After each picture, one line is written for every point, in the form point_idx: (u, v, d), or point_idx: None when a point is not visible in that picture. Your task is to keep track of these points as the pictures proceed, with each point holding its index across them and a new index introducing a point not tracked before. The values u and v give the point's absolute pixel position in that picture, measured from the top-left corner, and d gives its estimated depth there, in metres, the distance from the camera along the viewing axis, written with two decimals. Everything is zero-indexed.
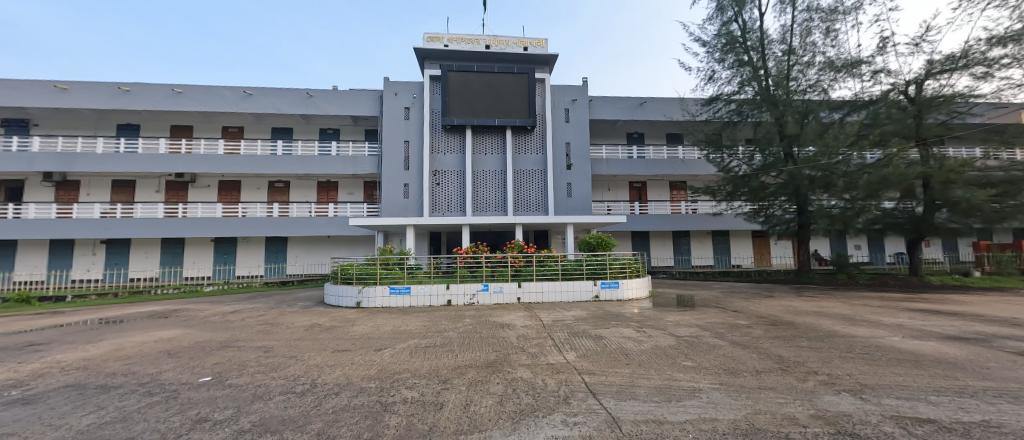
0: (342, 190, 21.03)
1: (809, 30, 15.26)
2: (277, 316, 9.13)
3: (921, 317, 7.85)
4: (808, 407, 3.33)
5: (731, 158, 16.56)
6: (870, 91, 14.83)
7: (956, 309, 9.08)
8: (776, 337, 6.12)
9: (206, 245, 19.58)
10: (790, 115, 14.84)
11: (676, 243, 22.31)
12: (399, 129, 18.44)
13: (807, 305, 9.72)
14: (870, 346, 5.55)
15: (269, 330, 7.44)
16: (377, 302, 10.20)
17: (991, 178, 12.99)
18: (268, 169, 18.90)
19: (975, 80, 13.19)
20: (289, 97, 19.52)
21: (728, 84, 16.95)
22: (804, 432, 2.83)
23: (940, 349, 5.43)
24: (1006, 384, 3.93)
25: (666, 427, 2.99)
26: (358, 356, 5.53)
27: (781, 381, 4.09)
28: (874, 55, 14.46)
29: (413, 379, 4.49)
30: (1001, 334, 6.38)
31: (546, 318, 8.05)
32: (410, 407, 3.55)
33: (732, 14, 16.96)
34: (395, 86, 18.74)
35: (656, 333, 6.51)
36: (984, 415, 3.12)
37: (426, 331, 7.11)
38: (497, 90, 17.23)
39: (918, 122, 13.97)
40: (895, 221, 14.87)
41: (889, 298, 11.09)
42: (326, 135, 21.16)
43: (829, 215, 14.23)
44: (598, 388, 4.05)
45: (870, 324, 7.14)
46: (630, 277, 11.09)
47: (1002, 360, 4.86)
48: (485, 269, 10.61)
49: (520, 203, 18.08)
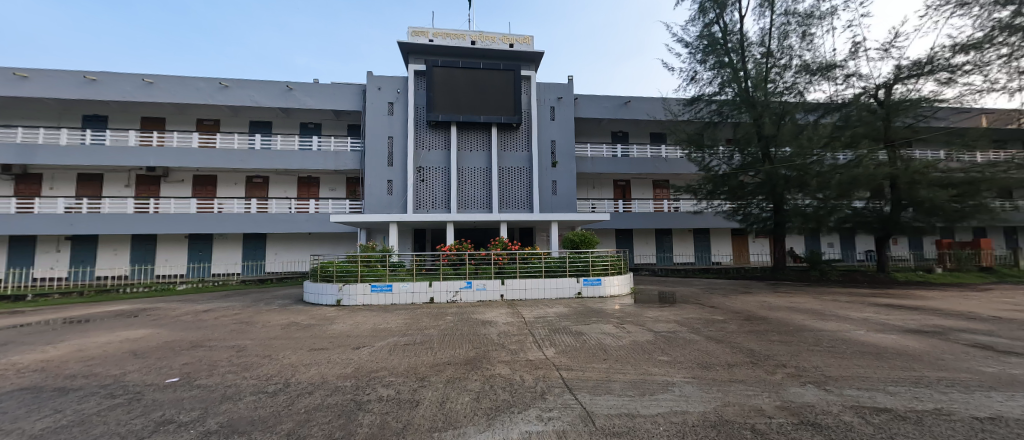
0: (324, 186, 20.59)
1: (787, 34, 15.69)
2: (253, 314, 8.88)
3: (885, 311, 8.23)
4: (775, 398, 3.43)
5: (712, 157, 16.82)
6: (842, 94, 15.30)
7: (918, 304, 9.52)
8: (749, 331, 6.30)
9: (182, 242, 18.98)
10: (768, 116, 15.21)
11: (658, 241, 22.67)
12: (381, 125, 18.15)
13: (781, 300, 9.98)
14: (837, 339, 5.76)
15: (244, 329, 7.23)
16: (358, 300, 10.04)
17: (953, 179, 13.53)
18: (246, 164, 18.44)
19: (938, 85, 13.85)
20: (268, 90, 18.96)
21: (709, 85, 17.21)
22: (769, 423, 2.92)
23: (902, 342, 5.66)
24: (958, 374, 4.16)
25: (638, 420, 3.04)
26: (334, 355, 5.44)
27: (751, 374, 4.21)
28: (847, 60, 14.86)
29: (391, 377, 4.44)
30: (957, 327, 6.70)
31: (527, 315, 8.07)
32: (384, 405, 3.51)
33: (713, 16, 17.25)
34: (378, 81, 18.43)
35: (635, 329, 6.60)
36: (936, 404, 3.29)
37: (407, 328, 7.02)
38: (483, 87, 17.19)
39: (886, 124, 14.44)
40: (864, 220, 15.34)
41: (859, 294, 11.46)
42: (307, 130, 20.66)
43: (803, 214, 14.67)
44: (575, 383, 4.09)
45: (838, 318, 7.40)
46: (613, 274, 11.25)
47: (957, 352, 5.12)
48: (468, 266, 10.58)
49: (505, 201, 18.03)
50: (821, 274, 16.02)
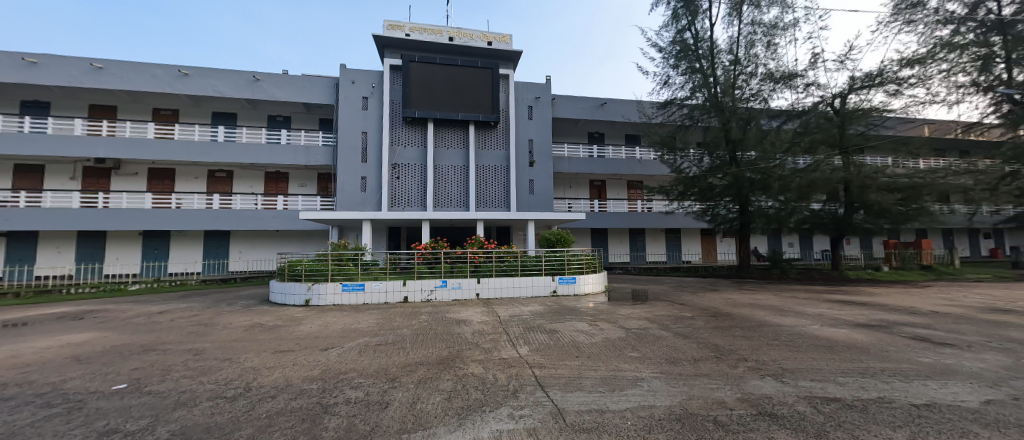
0: (293, 182, 19.80)
1: (753, 42, 16.45)
2: (213, 316, 8.43)
3: (837, 307, 8.80)
4: (736, 391, 3.59)
5: (683, 160, 17.36)
6: (802, 102, 16.16)
7: (866, 300, 10.24)
8: (715, 327, 6.57)
9: (135, 240, 17.75)
10: (735, 121, 15.89)
11: (631, 240, 23.24)
12: (355, 120, 17.64)
13: (745, 297, 10.46)
14: (794, 334, 6.09)
15: (202, 332, 6.84)
16: (328, 300, 9.72)
17: (899, 184, 14.60)
18: (208, 157, 17.47)
19: (887, 96, 14.90)
20: (233, 80, 18.02)
21: (681, 90, 17.75)
22: (730, 414, 3.05)
23: (852, 336, 6.05)
24: (900, 365, 4.48)
25: (607, 415, 3.10)
26: (301, 357, 5.24)
27: (715, 368, 4.39)
28: (807, 69, 15.70)
29: (360, 379, 4.32)
30: (899, 321, 7.25)
31: (502, 314, 8.06)
32: (352, 407, 3.41)
33: (686, 23, 17.80)
34: (352, 75, 17.88)
35: (607, 327, 6.72)
36: (880, 392, 3.53)
37: (378, 329, 6.86)
38: (460, 84, 17.08)
39: (842, 131, 15.36)
40: (820, 221, 16.34)
41: (814, 291, 12.18)
42: (275, 123, 19.77)
43: (766, 215, 15.43)
44: (547, 381, 4.12)
45: (796, 314, 7.84)
46: (587, 272, 11.43)
47: (900, 345, 5.53)
48: (444, 265, 10.47)
49: (482, 199, 17.95)
50: (781, 273, 16.90)
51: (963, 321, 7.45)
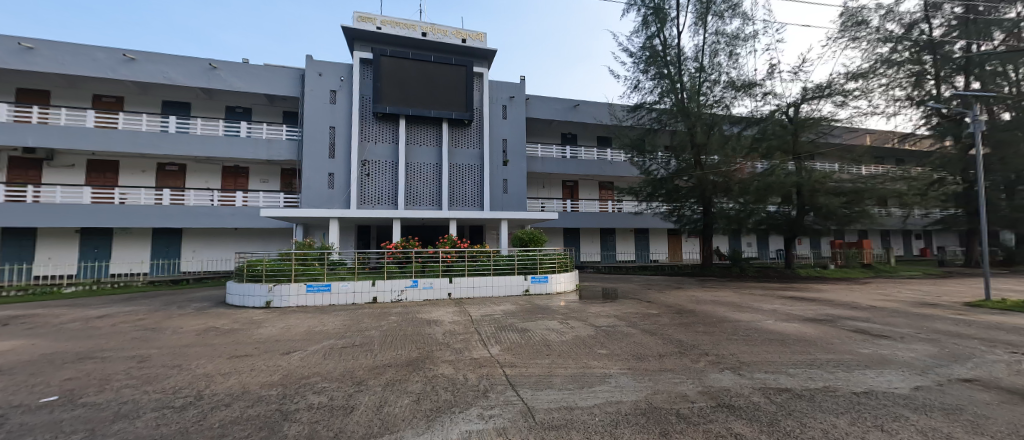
0: (254, 177, 18.75)
1: (716, 52, 17.28)
2: (162, 320, 7.84)
3: (789, 303, 9.42)
4: (698, 385, 3.75)
5: (652, 162, 17.96)
6: (760, 110, 17.07)
7: (815, 296, 11.03)
8: (679, 324, 6.85)
9: (70, 238, 16.20)
10: (700, 126, 16.55)
11: (602, 240, 23.79)
12: (322, 114, 16.93)
13: (707, 295, 10.99)
14: (751, 329, 6.46)
15: (149, 337, 6.34)
16: (291, 301, 9.29)
17: (844, 188, 15.81)
18: (157, 149, 16.21)
19: (835, 106, 16.08)
20: (186, 67, 16.80)
21: (650, 94, 18.34)
22: (692, 407, 3.18)
23: (802, 330, 6.49)
24: (843, 356, 4.87)
25: (576, 412, 3.15)
26: (260, 362, 4.97)
27: (679, 363, 4.57)
28: (765, 79, 16.67)
29: (324, 383, 4.16)
30: (843, 315, 7.86)
31: (474, 313, 8.02)
32: (315, 413, 3.27)
33: (655, 30, 18.42)
34: (320, 67, 17.18)
35: (578, 325, 6.84)
36: (825, 382, 3.81)
37: (345, 330, 6.63)
38: (434, 81, 16.85)
39: (795, 138, 16.41)
40: (776, 222, 17.41)
41: (769, 288, 12.99)
42: (235, 115, 18.63)
43: (727, 216, 16.32)
44: (517, 380, 4.13)
45: (753, 310, 8.32)
46: (559, 271, 11.58)
47: (843, 337, 5.99)
48: (415, 265, 10.28)
49: (455, 198, 17.75)
50: (741, 271, 17.87)
51: (896, 314, 8.20)
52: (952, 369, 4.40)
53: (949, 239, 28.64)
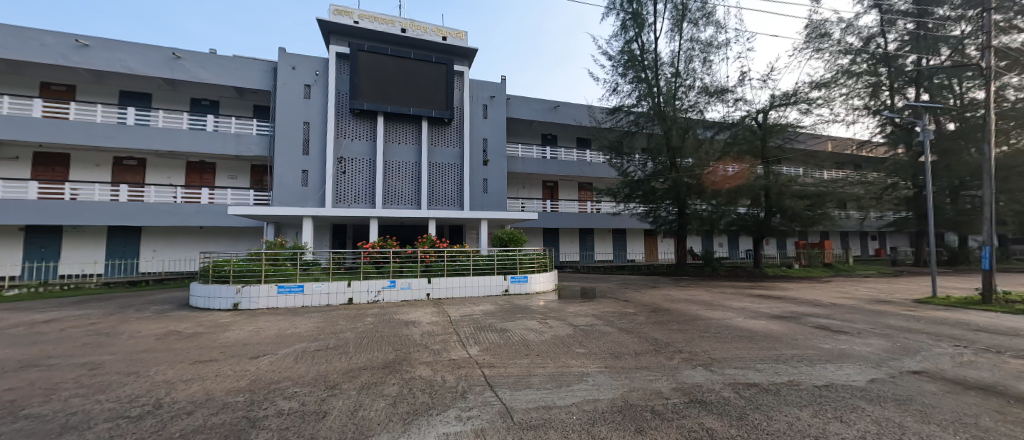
0: (221, 174, 17.87)
1: (691, 58, 17.84)
2: (117, 324, 7.35)
3: (757, 301, 9.87)
4: (672, 381, 3.86)
5: (629, 164, 18.35)
6: (731, 115, 17.73)
7: (780, 294, 11.60)
8: (654, 322, 7.04)
9: (13, 237, 14.95)
10: (675, 129, 17.00)
11: (581, 240, 24.14)
12: (295, 109, 16.32)
13: (681, 293, 11.34)
14: (722, 326, 6.72)
15: (101, 342, 5.93)
16: (261, 303, 8.92)
17: (808, 192, 16.70)
18: (114, 142, 15.19)
19: (800, 113, 16.92)
20: (146, 55, 15.82)
21: (629, 97, 18.76)
22: (666, 403, 3.28)
23: (769, 327, 6.80)
24: (805, 351, 5.14)
25: (554, 411, 3.17)
26: (227, 367, 4.75)
27: (654, 360, 4.69)
28: (736, 86, 17.34)
29: (295, 388, 4.01)
30: (806, 312, 8.30)
31: (453, 314, 7.95)
32: (285, 419, 3.15)
33: (633, 34, 18.83)
34: (293, 60, 16.57)
35: (556, 324, 6.91)
36: (789, 376, 4.01)
37: (319, 333, 6.43)
38: (413, 78, 16.59)
39: (764, 143, 17.17)
40: (745, 223, 18.18)
41: (739, 287, 13.53)
42: (201, 108, 17.74)
43: (701, 217, 16.95)
44: (496, 380, 4.13)
45: (724, 308, 8.66)
46: (539, 271, 11.65)
47: (806, 333, 6.32)
48: (393, 265, 10.08)
49: (434, 197, 17.54)
50: (713, 270, 18.53)
51: (854, 311, 8.73)
52: (903, 362, 4.73)
53: (899, 239, 30.83)
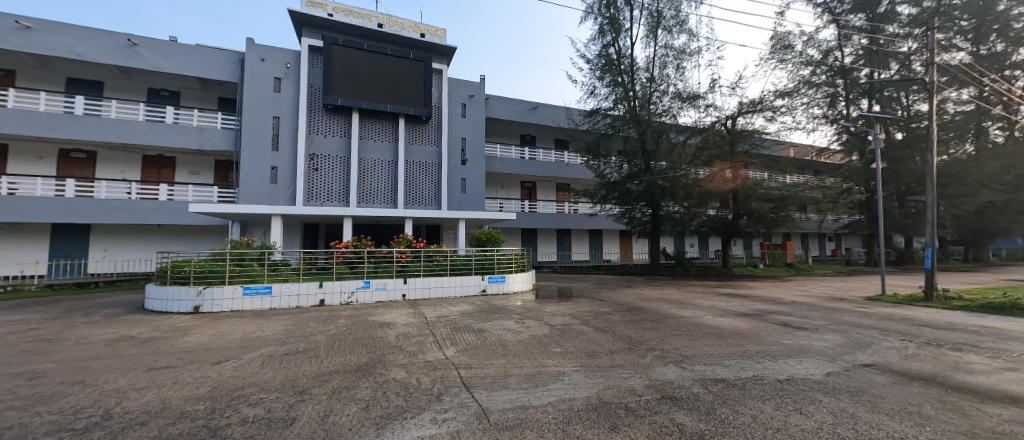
0: (182, 169, 16.86)
1: (665, 64, 18.42)
2: (60, 329, 6.78)
3: (725, 299, 10.30)
4: (645, 379, 3.97)
5: (606, 166, 18.73)
6: (702, 121, 18.41)
7: (747, 292, 12.14)
8: (629, 321, 7.22)
9: None
10: (649, 133, 17.52)
11: (559, 240, 24.42)
12: (264, 102, 15.62)
13: (655, 293, 11.66)
14: (693, 324, 6.97)
15: (42, 350, 5.46)
16: (225, 305, 8.49)
17: (772, 195, 17.62)
18: (59, 133, 14.04)
19: (766, 120, 17.80)
20: (97, 40, 14.71)
21: (606, 100, 19.14)
22: (639, 400, 3.36)
23: (735, 324, 7.12)
24: (769, 347, 5.41)
25: (530, 411, 3.19)
26: (186, 374, 4.48)
27: (628, 359, 4.80)
28: (707, 92, 18.02)
29: (261, 394, 3.84)
30: (769, 310, 8.74)
31: (429, 315, 7.85)
32: (250, 427, 3.02)
33: (610, 39, 19.22)
34: (262, 51, 15.85)
35: (533, 324, 6.95)
36: (754, 371, 4.20)
37: (288, 336, 6.18)
38: (390, 75, 16.26)
39: (733, 149, 17.95)
40: (714, 225, 18.90)
41: (708, 286, 14.09)
42: (159, 98, 16.68)
43: (673, 219, 17.54)
44: (472, 381, 4.11)
45: (694, 306, 8.98)
46: (517, 272, 11.69)
47: (769, 330, 6.65)
48: (367, 265, 9.84)
49: (411, 196, 17.23)
50: (684, 270, 19.19)
51: (812, 308, 9.27)
52: (855, 356, 5.07)
53: (853, 241, 32.98)
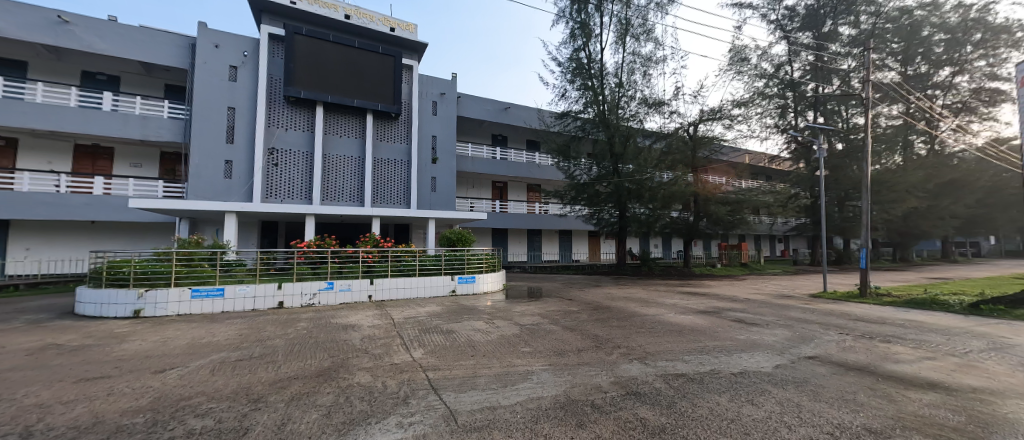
0: (121, 160, 15.42)
1: (633, 70, 19.06)
2: None
3: (686, 297, 10.83)
4: (610, 376, 4.09)
5: (576, 168, 19.17)
6: (667, 127, 19.17)
7: (706, 291, 12.81)
8: (596, 319, 7.41)
9: None
10: (617, 136, 18.12)
11: (529, 240, 24.65)
12: (218, 92, 14.60)
13: (621, 291, 12.05)
14: (656, 322, 7.27)
15: None
16: (171, 309, 7.87)
17: (729, 199, 18.72)
18: None
19: (724, 128, 18.88)
20: (18, 14, 13.12)
21: (576, 103, 19.51)
22: (605, 397, 3.47)
23: (695, 321, 7.50)
24: (724, 342, 5.75)
25: (498, 411, 3.21)
26: (125, 384, 4.11)
27: (595, 356, 4.93)
28: (671, 100, 18.81)
29: (211, 403, 3.60)
30: (725, 307, 9.29)
31: (397, 316, 7.67)
32: None
33: (581, 43, 19.60)
34: (216, 36, 14.80)
35: (503, 324, 6.98)
36: (711, 366, 4.45)
37: (243, 341, 5.82)
38: (357, 69, 15.72)
39: (694, 154, 18.90)
40: (677, 226, 19.75)
41: (670, 284, 14.74)
42: (95, 83, 15.19)
43: (639, 220, 18.19)
44: (441, 383, 4.07)
45: (657, 304, 9.37)
46: (487, 272, 11.67)
47: (725, 326, 7.07)
48: (331, 265, 9.46)
49: (379, 194, 16.72)
50: (649, 269, 19.98)
51: (764, 305, 9.95)
52: (800, 349, 5.51)
53: (800, 242, 35.68)
